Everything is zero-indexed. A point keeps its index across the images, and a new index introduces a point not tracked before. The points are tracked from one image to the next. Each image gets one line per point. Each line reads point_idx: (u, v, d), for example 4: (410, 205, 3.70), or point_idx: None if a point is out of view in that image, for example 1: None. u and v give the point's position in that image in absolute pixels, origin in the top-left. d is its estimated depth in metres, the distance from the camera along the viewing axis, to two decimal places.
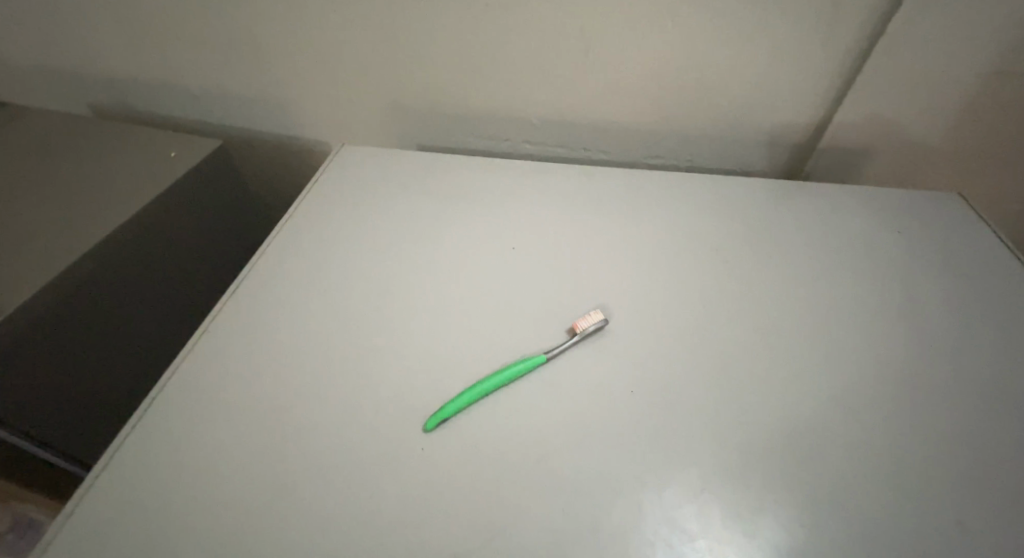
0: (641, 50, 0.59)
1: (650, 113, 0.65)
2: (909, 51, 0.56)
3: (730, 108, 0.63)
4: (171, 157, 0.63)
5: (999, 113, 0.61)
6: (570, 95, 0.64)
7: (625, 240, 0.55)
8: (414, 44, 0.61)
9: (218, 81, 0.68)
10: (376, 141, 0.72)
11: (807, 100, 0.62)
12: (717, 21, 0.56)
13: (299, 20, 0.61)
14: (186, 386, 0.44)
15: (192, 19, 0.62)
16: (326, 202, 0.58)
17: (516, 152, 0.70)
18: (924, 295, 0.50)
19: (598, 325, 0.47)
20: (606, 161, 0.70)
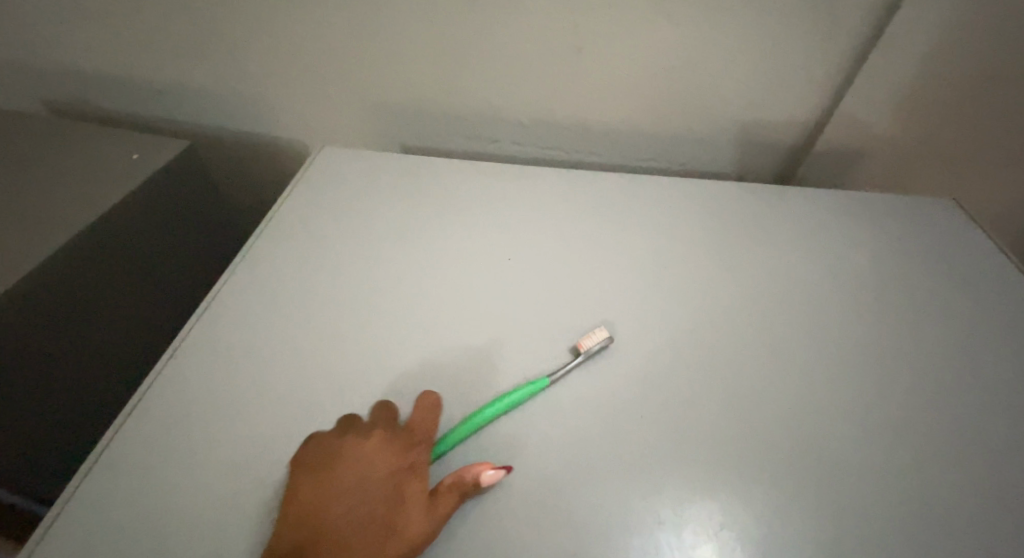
0: (636, 47, 0.57)
1: (643, 116, 0.63)
2: (911, 52, 0.54)
3: (728, 109, 0.61)
4: (134, 159, 0.59)
5: None
6: (562, 96, 0.61)
7: (624, 250, 0.52)
8: (397, 41, 0.58)
9: (187, 78, 0.64)
10: (358, 141, 0.68)
11: (803, 104, 0.60)
12: (713, 23, 0.54)
13: (272, 14, 0.57)
14: (154, 415, 0.41)
15: (156, 11, 0.58)
16: (308, 208, 0.54)
17: (506, 154, 0.68)
18: (927, 308, 0.49)
19: (603, 342, 0.45)
20: (599, 164, 0.68)
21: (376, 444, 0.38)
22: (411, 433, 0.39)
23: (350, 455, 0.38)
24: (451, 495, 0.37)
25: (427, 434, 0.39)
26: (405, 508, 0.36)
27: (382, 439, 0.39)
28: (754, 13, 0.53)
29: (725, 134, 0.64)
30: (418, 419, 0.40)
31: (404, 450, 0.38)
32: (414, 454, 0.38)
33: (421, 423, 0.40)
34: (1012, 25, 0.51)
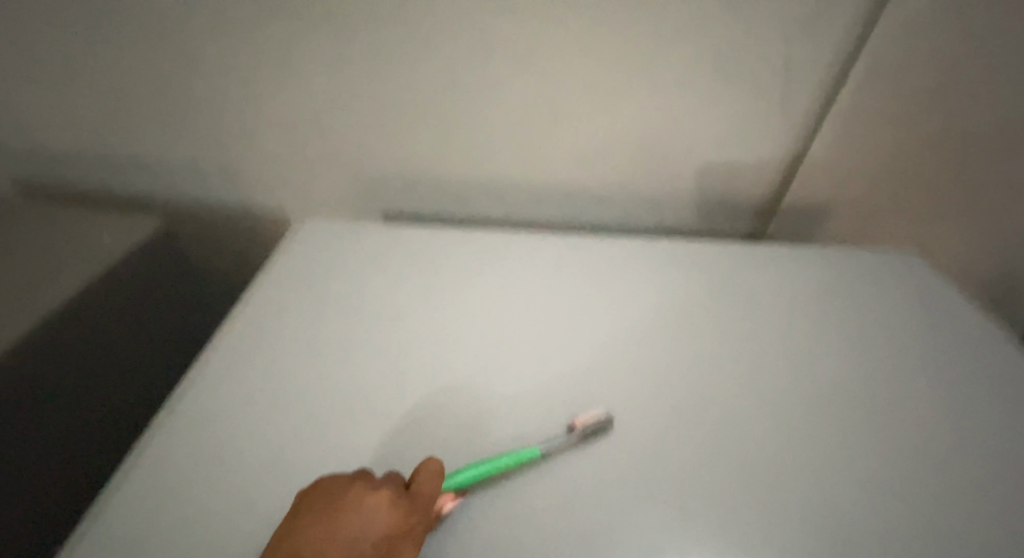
0: (609, 110, 0.58)
1: (617, 178, 0.64)
2: (875, 108, 0.56)
3: (702, 166, 0.63)
4: (91, 245, 0.58)
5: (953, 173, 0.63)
6: (537, 161, 0.63)
7: (609, 314, 0.52)
8: (373, 113, 0.59)
9: (160, 152, 0.64)
10: (336, 212, 0.68)
11: (769, 164, 0.63)
12: (678, 91, 0.57)
13: (247, 88, 0.58)
14: (119, 521, 0.38)
15: (132, 88, 0.59)
16: (289, 283, 0.53)
17: (485, 219, 0.68)
18: (908, 361, 0.49)
19: (603, 423, 0.43)
20: (578, 225, 0.69)
21: (378, 507, 0.37)
22: (413, 503, 0.37)
23: (349, 516, 0.36)
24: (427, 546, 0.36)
25: (430, 504, 0.37)
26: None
27: (384, 502, 0.37)
28: (723, 74, 0.55)
29: (701, 189, 0.65)
30: (424, 487, 0.38)
31: (405, 516, 0.37)
32: (412, 524, 0.37)
33: (427, 492, 0.38)
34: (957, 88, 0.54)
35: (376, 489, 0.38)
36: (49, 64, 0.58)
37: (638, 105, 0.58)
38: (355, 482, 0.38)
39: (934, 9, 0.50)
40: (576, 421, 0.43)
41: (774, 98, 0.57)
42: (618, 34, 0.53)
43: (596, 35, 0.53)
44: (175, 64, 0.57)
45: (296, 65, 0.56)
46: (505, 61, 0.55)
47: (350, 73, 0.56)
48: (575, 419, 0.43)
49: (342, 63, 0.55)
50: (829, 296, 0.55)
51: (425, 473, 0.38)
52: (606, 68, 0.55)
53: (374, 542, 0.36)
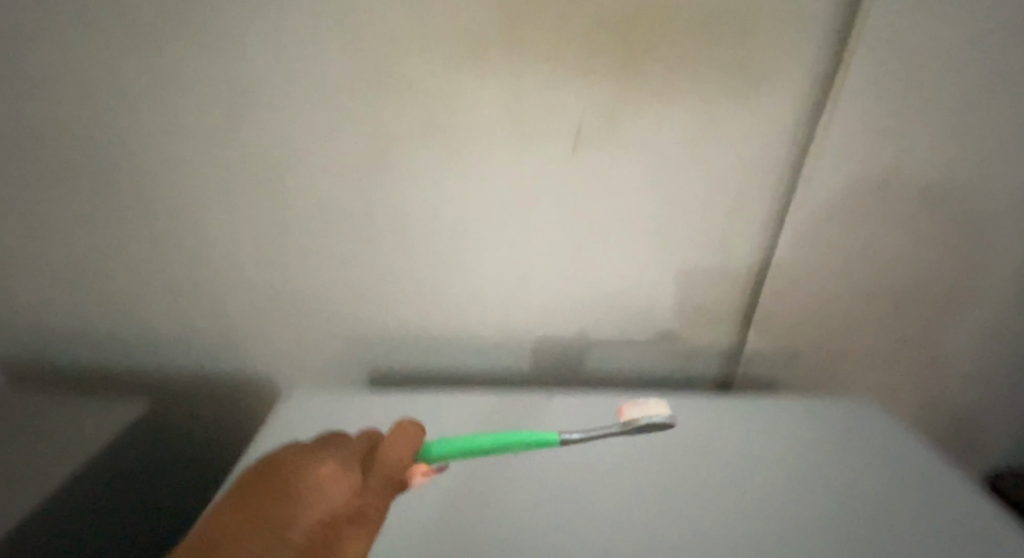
0: (566, 255, 0.65)
1: (580, 323, 0.68)
2: (812, 210, 0.61)
3: (664, 277, 0.66)
4: (87, 429, 0.61)
5: (893, 310, 0.67)
6: (503, 310, 0.67)
7: (581, 464, 0.51)
8: (351, 272, 0.65)
9: (151, 323, 0.68)
10: (314, 375, 0.72)
11: (719, 307, 0.68)
12: (626, 234, 0.63)
13: (238, 254, 0.65)
14: None
15: (133, 263, 0.65)
16: (272, 430, 0.55)
17: (457, 375, 0.71)
18: (880, 497, 0.48)
19: (667, 421, 0.49)
20: (544, 379, 0.71)
21: (332, 484, 0.41)
22: (388, 458, 0.43)
23: (304, 499, 0.40)
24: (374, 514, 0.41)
25: (405, 467, 0.44)
26: (354, 537, 0.40)
27: (335, 470, 0.42)
28: (684, 185, 0.61)
29: (679, 302, 0.67)
30: (399, 443, 0.44)
31: (351, 477, 0.42)
32: (387, 485, 0.43)
33: (403, 454, 0.44)
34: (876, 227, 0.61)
35: (325, 458, 0.43)
36: (59, 250, 0.65)
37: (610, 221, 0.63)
38: (331, 452, 0.44)
39: (843, 122, 0.57)
40: (621, 408, 0.52)
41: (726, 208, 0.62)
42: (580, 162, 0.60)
43: (556, 162, 0.60)
44: (174, 238, 0.64)
45: (285, 229, 0.63)
46: (469, 217, 0.63)
47: (332, 233, 0.63)
48: (620, 408, 0.52)
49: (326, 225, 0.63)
50: (814, 428, 0.56)
51: (397, 431, 0.45)
52: (560, 215, 0.62)
53: (321, 521, 0.40)
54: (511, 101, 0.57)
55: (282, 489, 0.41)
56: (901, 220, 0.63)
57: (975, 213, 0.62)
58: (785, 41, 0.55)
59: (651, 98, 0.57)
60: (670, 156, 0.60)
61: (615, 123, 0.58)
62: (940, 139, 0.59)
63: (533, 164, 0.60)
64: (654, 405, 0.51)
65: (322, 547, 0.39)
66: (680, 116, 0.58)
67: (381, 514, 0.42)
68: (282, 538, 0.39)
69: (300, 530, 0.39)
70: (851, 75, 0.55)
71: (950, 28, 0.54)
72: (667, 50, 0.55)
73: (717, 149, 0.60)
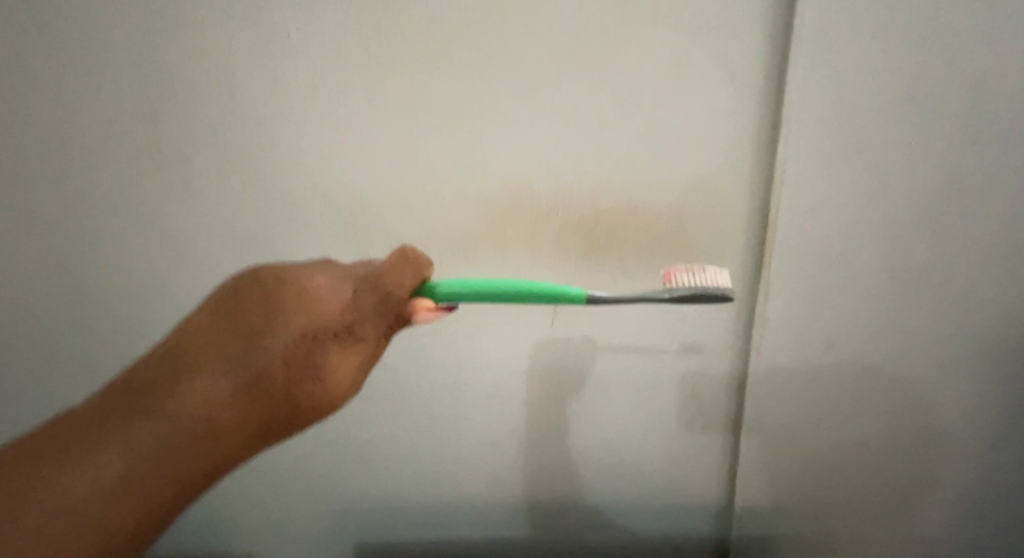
0: (548, 405, 0.66)
1: (564, 457, 0.69)
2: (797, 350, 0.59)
3: (646, 413, 0.66)
4: None
5: (901, 459, 0.62)
6: (486, 451, 0.68)
7: None
8: (335, 427, 0.66)
9: None
10: (300, 513, 0.72)
11: (706, 440, 0.67)
12: (606, 387, 0.65)
13: None
14: None
15: None
16: None
17: (442, 507, 0.71)
18: None
19: (723, 291, 0.48)
20: (530, 506, 0.72)
21: (328, 290, 0.43)
22: (385, 283, 0.43)
23: (297, 294, 0.42)
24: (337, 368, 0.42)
25: (404, 294, 0.44)
26: (340, 356, 0.43)
27: (333, 292, 0.43)
28: (649, 360, 0.63)
29: (643, 481, 0.69)
30: (403, 270, 0.44)
31: (338, 317, 0.42)
32: (379, 305, 0.43)
33: (401, 283, 0.44)
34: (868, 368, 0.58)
35: (329, 277, 0.44)
36: (66, 395, 0.67)
37: (566, 416, 0.66)
38: (331, 268, 0.45)
39: (776, 333, 0.59)
40: (670, 273, 0.51)
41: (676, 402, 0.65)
42: (533, 367, 0.64)
43: (536, 331, 0.62)
44: None
45: None
46: (448, 377, 0.64)
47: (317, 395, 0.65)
48: (668, 272, 0.52)
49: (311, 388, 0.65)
50: None
51: (400, 258, 0.45)
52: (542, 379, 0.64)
53: (304, 334, 0.41)
54: (480, 299, 0.61)
55: (278, 293, 0.43)
56: (852, 419, 0.61)
57: (933, 417, 0.60)
58: (718, 262, 0.59)
59: (598, 312, 0.61)
60: (622, 358, 0.63)
61: (564, 333, 0.62)
62: (881, 349, 0.58)
63: (488, 368, 0.64)
64: (709, 273, 0.50)
65: (305, 360, 0.42)
66: (630, 326, 0.62)
67: (372, 341, 0.43)
68: (262, 337, 0.41)
69: (279, 339, 0.41)
70: (778, 295, 0.57)
71: (869, 255, 0.54)
72: (612, 267, 0.60)
73: (663, 354, 0.63)
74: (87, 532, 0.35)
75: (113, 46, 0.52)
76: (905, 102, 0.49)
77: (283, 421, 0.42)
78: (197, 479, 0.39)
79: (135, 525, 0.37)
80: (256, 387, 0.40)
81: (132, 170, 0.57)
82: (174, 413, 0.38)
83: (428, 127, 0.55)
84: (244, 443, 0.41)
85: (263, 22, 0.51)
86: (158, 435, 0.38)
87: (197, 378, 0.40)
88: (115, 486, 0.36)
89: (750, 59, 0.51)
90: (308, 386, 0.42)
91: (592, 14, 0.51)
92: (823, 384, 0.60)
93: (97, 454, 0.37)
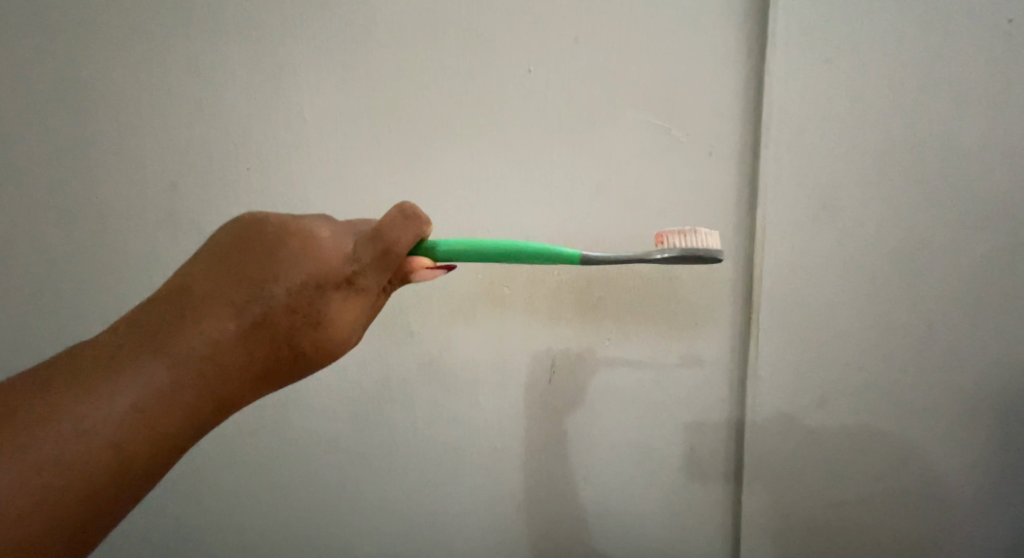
0: (536, 455, 0.63)
1: (551, 514, 0.64)
2: (790, 386, 0.57)
3: (640, 465, 0.61)
4: None
5: (908, 506, 0.58)
6: (468, 503, 0.64)
7: None
8: (318, 470, 0.65)
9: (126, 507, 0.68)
10: None
11: (706, 496, 0.61)
12: (598, 438, 0.61)
13: (217, 448, 0.66)
14: None
15: None
16: None
17: None
18: None
19: (715, 253, 0.47)
20: None
21: (329, 242, 0.43)
22: (386, 235, 0.43)
23: (297, 242, 0.43)
24: (340, 315, 0.43)
25: (405, 248, 0.44)
26: (342, 305, 0.43)
27: (334, 245, 0.43)
28: (641, 408, 0.60)
29: None
30: (403, 226, 0.43)
31: (339, 268, 0.42)
32: (381, 257, 0.43)
33: (403, 237, 0.43)
34: (860, 402, 0.57)
35: (330, 229, 0.44)
36: None
37: (558, 489, 0.63)
38: (334, 223, 0.45)
39: (770, 395, 0.58)
40: (662, 233, 0.49)
41: (673, 478, 0.62)
42: (525, 433, 0.62)
43: (535, 389, 0.61)
44: None
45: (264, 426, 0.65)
46: (434, 418, 0.63)
47: (306, 431, 0.64)
48: (662, 234, 0.49)
49: (300, 424, 0.64)
50: None
51: (399, 214, 0.44)
52: (540, 438, 0.62)
53: (305, 282, 0.42)
54: (478, 357, 0.61)
55: (280, 241, 0.43)
56: (853, 491, 0.58)
57: (934, 486, 0.57)
58: (711, 326, 0.58)
59: (595, 371, 0.60)
60: (616, 425, 0.61)
61: (559, 392, 0.61)
62: (875, 411, 0.57)
63: (481, 433, 0.63)
64: (701, 234, 0.48)
65: (307, 306, 0.42)
66: (625, 390, 0.60)
67: (373, 293, 0.44)
68: (264, 282, 0.41)
69: (280, 287, 0.41)
70: (769, 354, 0.57)
71: (851, 312, 0.55)
72: (607, 330, 0.59)
73: (658, 422, 0.60)
74: (93, 468, 0.36)
75: (170, 127, 0.61)
76: (866, 167, 0.53)
77: (285, 368, 0.42)
78: (201, 420, 0.40)
79: (140, 464, 0.37)
80: (259, 331, 0.41)
81: (157, 204, 0.62)
82: (180, 354, 0.39)
83: (431, 193, 0.59)
84: (247, 387, 0.41)
85: (294, 104, 0.59)
86: (163, 375, 0.38)
87: (200, 321, 0.40)
88: (121, 424, 0.37)
89: (726, 131, 0.55)
90: (310, 333, 0.42)
91: (580, 92, 0.56)
92: (821, 451, 0.58)
93: (103, 390, 0.37)
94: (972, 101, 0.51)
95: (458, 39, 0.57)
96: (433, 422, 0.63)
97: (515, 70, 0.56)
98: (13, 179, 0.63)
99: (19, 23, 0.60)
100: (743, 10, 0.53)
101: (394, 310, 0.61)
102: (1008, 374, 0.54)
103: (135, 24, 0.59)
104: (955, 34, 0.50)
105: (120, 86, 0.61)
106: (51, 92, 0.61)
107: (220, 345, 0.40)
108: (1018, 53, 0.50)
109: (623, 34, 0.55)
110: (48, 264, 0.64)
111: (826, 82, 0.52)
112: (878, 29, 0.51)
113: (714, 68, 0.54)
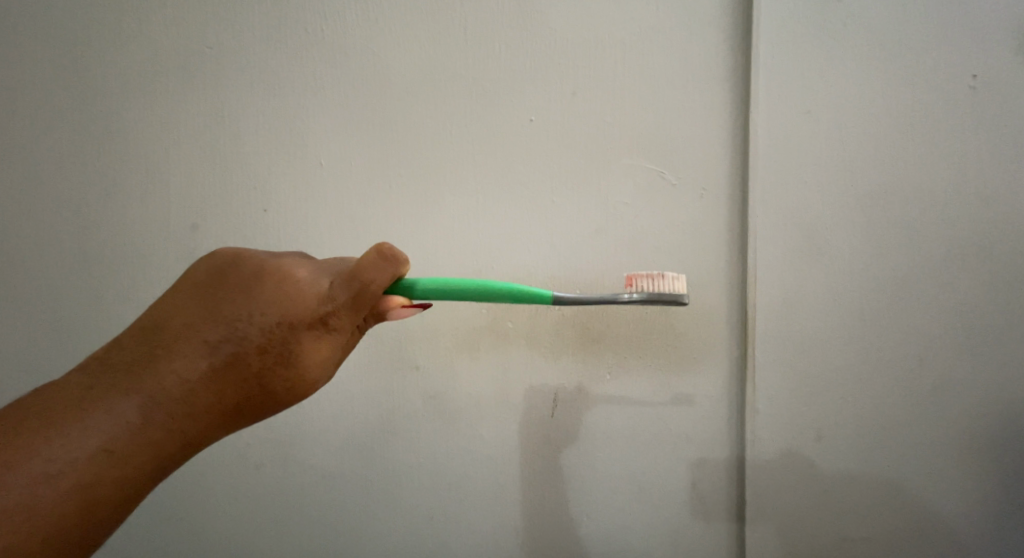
0: (539, 487, 0.63)
1: (555, 545, 0.64)
2: (788, 417, 0.58)
3: (642, 498, 0.62)
4: None
5: (911, 536, 0.57)
6: (473, 533, 0.65)
7: None
8: (324, 498, 0.66)
9: (135, 537, 0.69)
10: None
11: (708, 529, 0.61)
12: (601, 472, 0.62)
13: (228, 475, 0.67)
14: None
15: None
16: None
17: None
18: None
19: (679, 297, 0.51)
20: None
21: (302, 283, 0.44)
22: (361, 276, 0.44)
23: (270, 282, 0.44)
24: (311, 357, 0.44)
25: (379, 289, 0.45)
26: (314, 345, 0.44)
27: (308, 285, 0.44)
28: (643, 441, 0.61)
29: None
30: (378, 267, 0.45)
31: (311, 309, 0.43)
32: (356, 297, 0.44)
33: (379, 278, 0.45)
34: (859, 433, 0.57)
35: (304, 269, 0.45)
36: None
37: (558, 521, 0.64)
38: (312, 263, 0.46)
39: (767, 430, 0.58)
40: (633, 276, 0.53)
41: (675, 514, 0.62)
42: (527, 468, 0.63)
43: (532, 421, 0.63)
44: None
45: (274, 455, 0.66)
46: (439, 449, 0.64)
47: (314, 460, 0.66)
48: (632, 276, 0.53)
49: (308, 453, 0.66)
50: None
51: (375, 254, 0.45)
52: (540, 469, 0.63)
53: (276, 323, 0.43)
54: (480, 390, 0.63)
55: (256, 281, 0.44)
56: (856, 529, 0.58)
57: (934, 513, 0.57)
58: (709, 361, 0.60)
59: (594, 407, 0.62)
60: (616, 460, 0.62)
61: (560, 428, 0.62)
62: (871, 441, 0.57)
63: (483, 468, 0.64)
64: (668, 278, 0.52)
65: (279, 346, 0.43)
66: (624, 427, 0.62)
67: (347, 332, 0.45)
68: (238, 322, 0.43)
69: (251, 327, 0.43)
70: (765, 387, 0.58)
71: (842, 346, 0.57)
72: (606, 367, 0.61)
73: (657, 458, 0.61)
74: (59, 509, 0.37)
75: (189, 175, 0.64)
76: (851, 209, 0.56)
77: (254, 406, 0.43)
78: (169, 458, 0.41)
79: (105, 505, 0.38)
80: (230, 369, 0.42)
81: (174, 240, 0.65)
82: (150, 393, 0.40)
83: (435, 235, 0.62)
84: (216, 424, 0.42)
85: (311, 149, 0.63)
86: (133, 414, 0.40)
87: (172, 360, 0.41)
88: (87, 464, 0.38)
89: (717, 175, 0.57)
90: (280, 373, 0.43)
91: (577, 139, 0.59)
92: (821, 485, 0.58)
93: (72, 431, 0.38)
94: (946, 147, 0.54)
95: (462, 92, 0.60)
96: (436, 456, 0.64)
97: (518, 119, 0.60)
98: (38, 225, 0.66)
99: (61, 84, 0.65)
100: (729, 64, 0.57)
101: (399, 345, 0.64)
102: (997, 408, 0.55)
103: (167, 77, 0.64)
104: (927, 88, 0.54)
105: (146, 137, 0.65)
106: (83, 143, 0.65)
107: (190, 384, 0.41)
108: (985, 105, 0.53)
109: (618, 87, 0.58)
110: (63, 307, 0.66)
111: (809, 132, 0.56)
112: (855, 84, 0.55)
113: (704, 117, 0.57)
